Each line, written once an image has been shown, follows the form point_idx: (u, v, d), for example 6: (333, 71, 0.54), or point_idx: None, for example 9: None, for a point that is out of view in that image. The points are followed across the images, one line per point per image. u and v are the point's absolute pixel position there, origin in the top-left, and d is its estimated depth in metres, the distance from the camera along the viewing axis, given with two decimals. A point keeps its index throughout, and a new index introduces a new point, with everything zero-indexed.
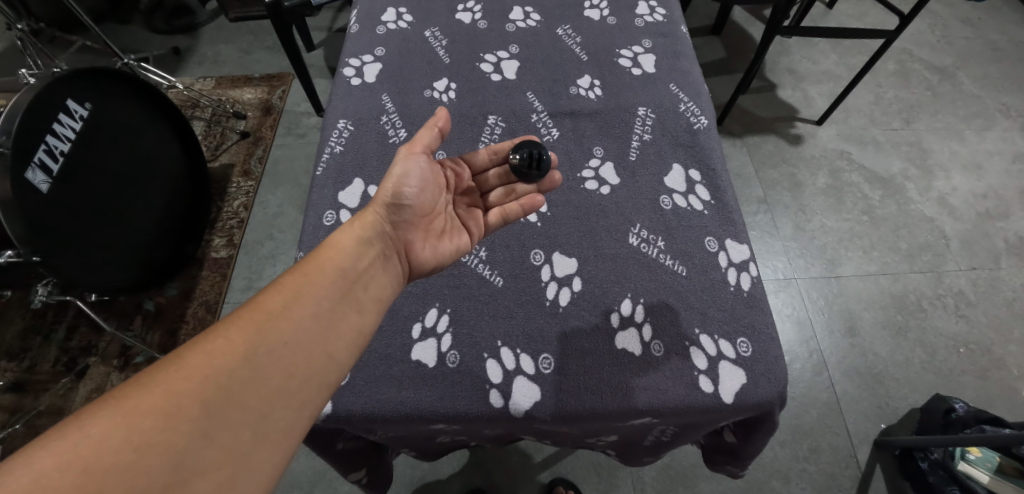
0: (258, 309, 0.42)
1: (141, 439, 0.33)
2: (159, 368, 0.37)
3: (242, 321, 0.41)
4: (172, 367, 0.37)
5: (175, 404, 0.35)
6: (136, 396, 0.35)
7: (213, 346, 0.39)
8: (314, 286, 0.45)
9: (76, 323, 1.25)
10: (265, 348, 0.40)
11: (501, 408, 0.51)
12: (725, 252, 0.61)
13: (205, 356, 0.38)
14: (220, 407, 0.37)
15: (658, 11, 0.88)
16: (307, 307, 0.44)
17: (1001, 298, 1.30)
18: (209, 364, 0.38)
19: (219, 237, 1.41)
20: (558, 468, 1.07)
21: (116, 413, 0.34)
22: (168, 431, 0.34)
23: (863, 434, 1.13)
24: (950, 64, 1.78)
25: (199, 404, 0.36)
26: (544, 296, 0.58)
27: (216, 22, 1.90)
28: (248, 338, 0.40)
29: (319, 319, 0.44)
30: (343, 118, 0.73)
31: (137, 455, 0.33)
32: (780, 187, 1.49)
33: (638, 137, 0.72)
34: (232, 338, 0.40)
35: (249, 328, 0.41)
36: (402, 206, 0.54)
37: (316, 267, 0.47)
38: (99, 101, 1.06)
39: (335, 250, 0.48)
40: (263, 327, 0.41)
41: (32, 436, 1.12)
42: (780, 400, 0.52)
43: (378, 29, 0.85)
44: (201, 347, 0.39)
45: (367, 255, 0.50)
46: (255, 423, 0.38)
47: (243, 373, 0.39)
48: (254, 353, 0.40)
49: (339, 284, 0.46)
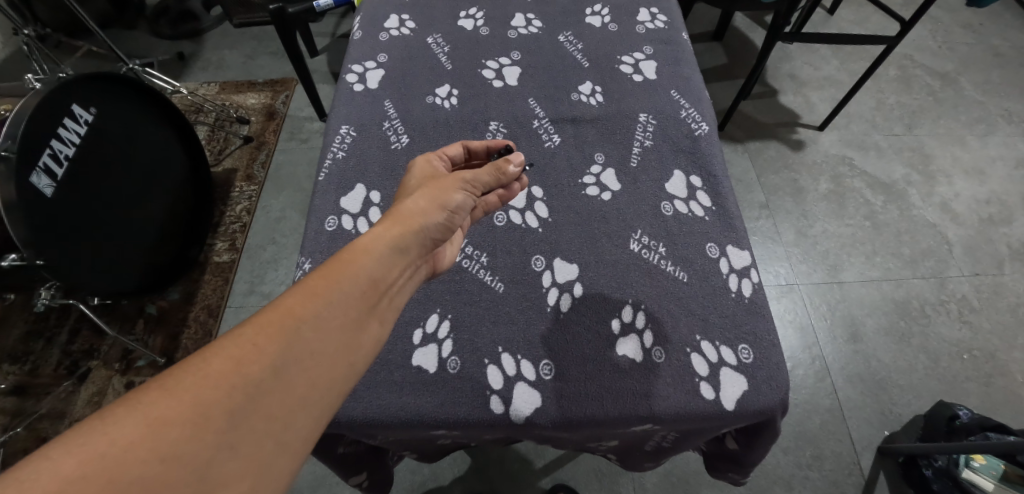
0: (293, 306, 0.37)
1: (166, 449, 0.28)
2: (179, 369, 0.31)
3: (272, 321, 0.35)
4: (201, 369, 0.32)
5: (203, 412, 0.30)
6: (158, 401, 0.29)
7: (245, 346, 0.33)
8: (349, 285, 0.40)
9: (79, 326, 1.26)
10: (300, 351, 0.35)
11: (502, 414, 0.50)
12: (727, 258, 0.61)
13: (235, 358, 0.33)
14: (250, 415, 0.31)
15: (659, 18, 0.89)
16: (339, 309, 0.38)
17: (1005, 304, 1.29)
18: (240, 366, 0.33)
19: (221, 241, 1.41)
20: (559, 474, 1.07)
21: (138, 421, 0.28)
22: (194, 441, 0.29)
23: (867, 441, 1.12)
24: (951, 69, 1.78)
25: (230, 411, 0.31)
26: (545, 302, 0.58)
27: (221, 28, 1.92)
28: (283, 339, 0.35)
29: (351, 321, 0.38)
30: (345, 124, 0.74)
31: (160, 468, 0.27)
32: (782, 193, 1.49)
33: (639, 143, 0.72)
34: (265, 338, 0.34)
35: (280, 329, 0.35)
36: (444, 214, 0.51)
37: (352, 264, 0.42)
38: (104, 106, 1.08)
39: (365, 252, 0.43)
40: (294, 330, 0.35)
41: (33, 439, 1.12)
42: (782, 408, 0.51)
43: (381, 36, 0.86)
44: (230, 346, 0.33)
45: (400, 258, 0.45)
46: (289, 432, 0.33)
47: (276, 379, 0.33)
48: (287, 358, 0.34)
49: (373, 284, 0.41)
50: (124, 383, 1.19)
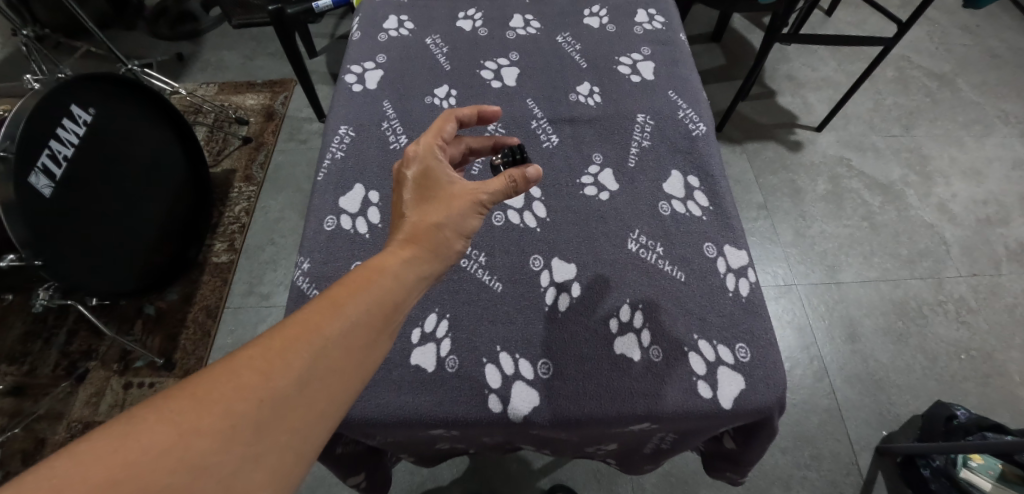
0: (318, 318, 0.36)
1: (189, 463, 0.28)
2: (207, 377, 0.31)
3: (295, 334, 0.34)
4: (226, 378, 0.32)
5: (229, 425, 0.30)
6: (186, 411, 0.30)
7: (270, 358, 0.33)
8: (373, 299, 0.38)
9: (77, 327, 1.26)
10: (323, 368, 0.34)
11: (500, 413, 0.50)
12: (724, 257, 0.61)
13: (260, 370, 0.32)
14: (274, 429, 0.31)
15: (657, 19, 0.89)
16: (362, 325, 0.37)
17: (1003, 304, 1.30)
18: (263, 379, 0.32)
19: (220, 241, 1.41)
20: (558, 475, 1.07)
21: (166, 430, 0.29)
22: (216, 455, 0.29)
23: (865, 441, 1.12)
24: (949, 70, 1.79)
25: (252, 426, 0.31)
26: (543, 301, 0.58)
27: (219, 29, 1.92)
28: (307, 353, 0.34)
29: (374, 339, 0.37)
30: (344, 124, 0.74)
31: (182, 481, 0.28)
32: (780, 193, 1.49)
33: (637, 143, 0.72)
34: (287, 352, 0.34)
35: (302, 345, 0.34)
36: (464, 227, 0.49)
37: (378, 279, 0.40)
38: (103, 107, 1.08)
39: (390, 268, 0.41)
40: (317, 346, 0.35)
41: (30, 440, 1.12)
42: (779, 406, 0.52)
43: (380, 37, 0.86)
44: (256, 356, 0.33)
45: (423, 273, 0.43)
46: (301, 448, 0.33)
47: (299, 394, 0.33)
48: (311, 374, 0.34)
49: (396, 300, 0.40)
50: (122, 383, 1.19)
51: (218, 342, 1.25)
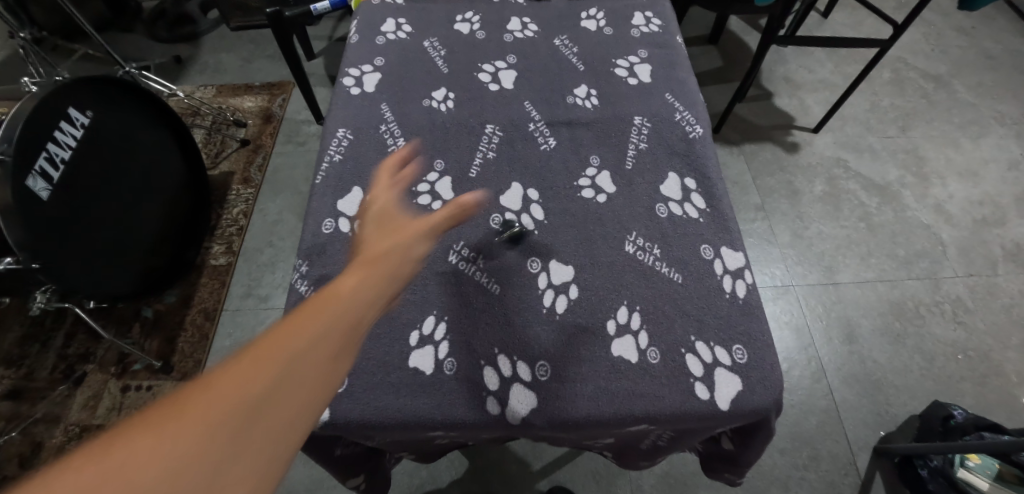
0: (274, 339, 0.30)
1: None
2: (134, 419, 0.24)
3: (253, 357, 0.28)
4: (165, 413, 0.25)
5: (169, 474, 0.23)
6: (103, 461, 0.22)
7: (224, 380, 0.27)
8: (338, 316, 0.33)
9: (75, 330, 1.26)
10: (306, 368, 0.30)
11: (498, 415, 0.51)
12: (721, 259, 0.61)
13: (206, 404, 0.26)
14: (259, 438, 0.26)
15: (654, 22, 0.89)
16: (329, 339, 0.32)
17: (999, 305, 1.31)
18: (216, 407, 0.26)
19: (218, 244, 1.41)
20: (557, 476, 1.07)
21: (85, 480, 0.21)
22: None
23: (863, 441, 1.13)
24: (945, 72, 1.80)
25: (204, 468, 0.24)
26: (541, 304, 0.58)
27: (218, 31, 1.92)
28: (271, 372, 0.28)
29: (342, 354, 0.32)
30: (342, 127, 0.74)
31: None
32: (778, 195, 1.50)
33: (634, 146, 0.72)
34: (247, 374, 0.28)
35: (262, 367, 0.28)
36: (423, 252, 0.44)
37: (335, 299, 0.34)
38: (101, 110, 1.08)
39: (347, 289, 0.36)
40: (279, 366, 0.29)
41: (27, 444, 1.11)
42: (776, 407, 0.52)
43: (378, 40, 0.86)
44: (203, 385, 0.26)
45: (384, 295, 0.38)
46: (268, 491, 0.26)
47: (280, 396, 0.28)
48: (293, 374, 0.29)
49: (361, 316, 0.35)
50: (120, 386, 1.19)
51: (216, 344, 1.25)
